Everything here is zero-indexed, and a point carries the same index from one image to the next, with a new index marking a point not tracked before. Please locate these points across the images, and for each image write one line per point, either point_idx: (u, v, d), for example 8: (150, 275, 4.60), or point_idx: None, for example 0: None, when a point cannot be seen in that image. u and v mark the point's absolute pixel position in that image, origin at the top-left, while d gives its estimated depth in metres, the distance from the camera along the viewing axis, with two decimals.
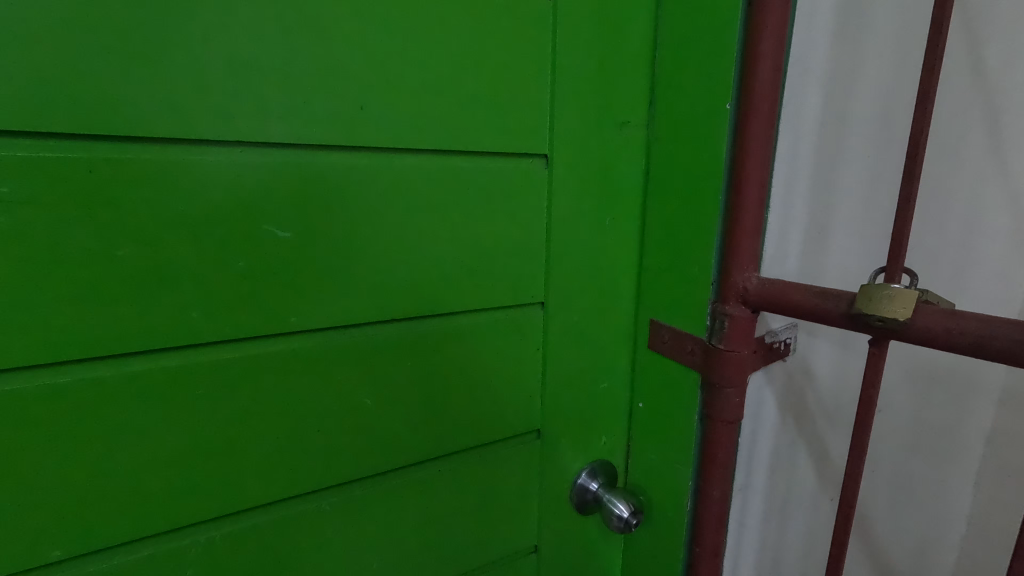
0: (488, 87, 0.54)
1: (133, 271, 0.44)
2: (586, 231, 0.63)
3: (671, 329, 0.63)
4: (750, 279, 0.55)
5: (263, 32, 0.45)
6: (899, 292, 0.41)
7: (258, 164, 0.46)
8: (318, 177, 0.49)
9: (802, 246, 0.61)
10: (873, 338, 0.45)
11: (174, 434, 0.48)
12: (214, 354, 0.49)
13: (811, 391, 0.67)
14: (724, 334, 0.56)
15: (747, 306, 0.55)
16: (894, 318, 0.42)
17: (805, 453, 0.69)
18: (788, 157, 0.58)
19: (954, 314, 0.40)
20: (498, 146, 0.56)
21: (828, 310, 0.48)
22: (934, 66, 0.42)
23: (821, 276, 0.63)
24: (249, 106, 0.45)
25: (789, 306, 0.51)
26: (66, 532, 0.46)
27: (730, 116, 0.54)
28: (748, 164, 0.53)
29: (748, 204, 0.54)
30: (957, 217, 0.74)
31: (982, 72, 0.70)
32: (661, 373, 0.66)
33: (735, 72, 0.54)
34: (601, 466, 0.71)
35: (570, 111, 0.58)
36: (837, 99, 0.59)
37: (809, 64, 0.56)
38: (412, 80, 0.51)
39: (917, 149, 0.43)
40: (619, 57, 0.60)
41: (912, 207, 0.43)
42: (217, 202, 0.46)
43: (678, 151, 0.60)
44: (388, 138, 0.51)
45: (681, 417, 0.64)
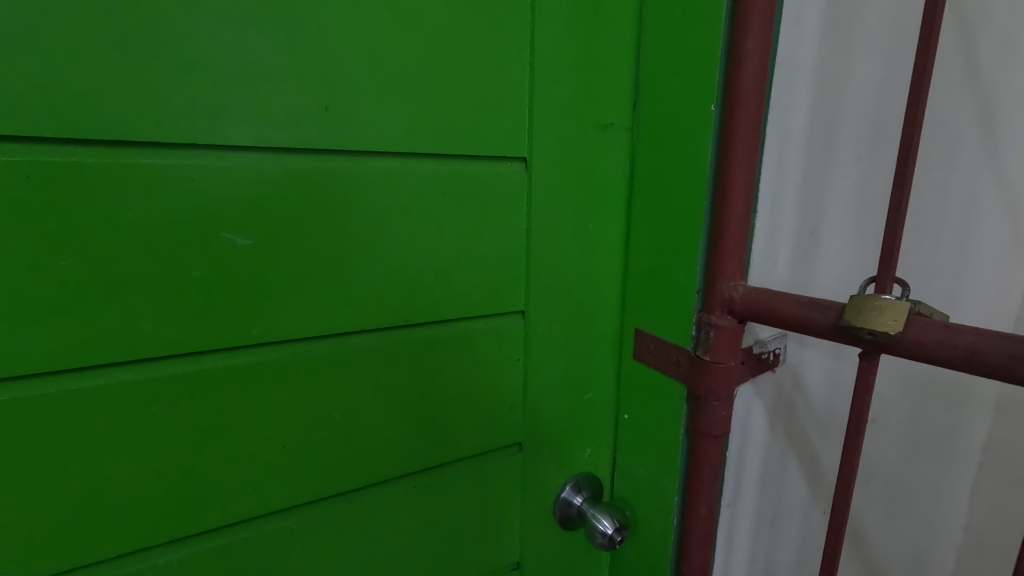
0: (461, 87, 0.52)
1: (79, 282, 0.42)
2: (567, 237, 0.60)
3: (657, 339, 0.61)
4: (737, 288, 0.52)
5: (218, 28, 0.42)
6: (889, 304, 0.39)
7: (216, 168, 0.44)
8: (280, 181, 0.46)
9: (793, 253, 0.59)
10: (864, 351, 0.43)
11: (128, 454, 0.46)
12: (169, 368, 0.46)
13: (801, 401, 0.65)
14: (710, 345, 0.54)
15: (734, 317, 0.53)
16: (884, 332, 0.39)
17: (795, 465, 0.67)
18: (776, 159, 0.56)
19: (947, 327, 0.38)
20: (474, 149, 0.54)
21: (815, 322, 0.45)
22: (926, 64, 0.40)
23: (810, 284, 0.61)
24: (205, 105, 0.43)
25: (776, 317, 0.49)
26: (8, 560, 0.44)
27: (716, 118, 0.52)
28: (733, 168, 0.51)
29: (733, 209, 0.52)
30: (951, 222, 0.73)
31: (976, 75, 0.68)
32: (647, 384, 0.63)
33: (720, 72, 0.51)
34: (585, 479, 0.69)
35: (550, 113, 0.56)
36: (827, 98, 0.57)
37: (797, 62, 0.54)
38: (382, 80, 0.48)
39: (908, 153, 0.41)
40: (601, 57, 0.58)
41: (903, 213, 0.41)
42: (172, 209, 0.43)
43: (662, 154, 0.58)
44: (356, 141, 0.48)
45: (667, 430, 0.61)
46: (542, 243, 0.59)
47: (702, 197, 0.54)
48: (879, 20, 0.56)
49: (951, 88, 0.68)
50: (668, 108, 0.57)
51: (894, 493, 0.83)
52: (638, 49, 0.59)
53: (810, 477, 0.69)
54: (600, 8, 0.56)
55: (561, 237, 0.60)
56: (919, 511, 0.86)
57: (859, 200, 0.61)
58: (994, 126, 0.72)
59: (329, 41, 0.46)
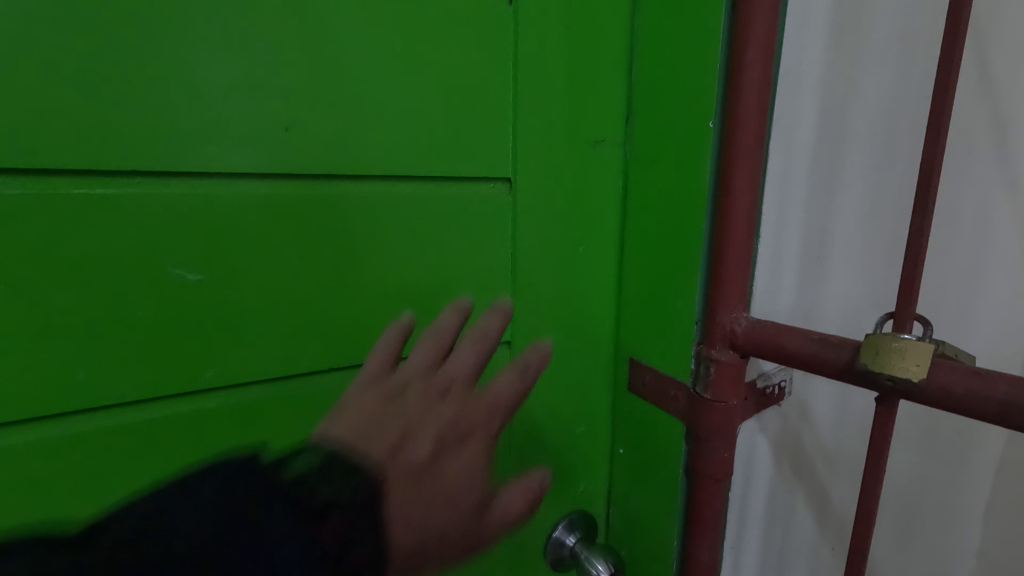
0: (438, 102, 0.48)
1: (8, 325, 0.37)
2: (556, 261, 0.56)
3: (653, 371, 0.56)
4: (739, 320, 0.48)
5: (164, 41, 0.38)
6: (910, 347, 0.35)
7: (164, 197, 0.40)
8: (240, 208, 0.42)
9: (797, 279, 0.55)
10: (881, 395, 0.38)
11: (65, 515, 0.41)
12: (113, 418, 0.42)
13: (808, 432, 0.60)
14: (710, 381, 0.50)
15: (736, 351, 0.48)
16: (906, 378, 0.35)
17: (802, 500, 0.63)
18: (782, 179, 0.52)
19: (977, 374, 0.34)
20: (453, 168, 0.50)
21: (826, 361, 0.41)
22: (949, 79, 0.36)
23: (817, 311, 0.57)
24: (149, 126, 0.39)
25: (782, 355, 0.44)
26: None
27: (714, 135, 0.48)
28: (734, 189, 0.47)
29: (734, 234, 0.48)
30: (965, 240, 0.68)
31: (990, 85, 0.64)
32: (643, 418, 0.59)
33: (719, 86, 0.48)
34: (579, 518, 0.64)
35: (537, 129, 0.52)
36: (839, 114, 0.53)
37: (805, 72, 0.50)
38: (350, 96, 0.44)
39: (930, 177, 0.37)
40: (592, 69, 0.54)
41: (925, 244, 0.37)
42: (113, 241, 0.39)
43: (658, 174, 0.54)
44: (321, 163, 0.44)
45: (665, 468, 0.57)
46: (529, 268, 0.55)
47: (702, 220, 0.50)
48: (897, 43, 0.53)
49: (964, 97, 0.64)
50: (664, 123, 0.53)
51: (907, 522, 0.79)
52: (630, 60, 0.56)
53: (819, 513, 0.64)
54: (589, 16, 0.53)
55: (549, 262, 0.56)
56: (931, 535, 0.82)
57: (869, 233, 0.57)
58: (1007, 138, 0.68)
59: (290, 54, 0.42)
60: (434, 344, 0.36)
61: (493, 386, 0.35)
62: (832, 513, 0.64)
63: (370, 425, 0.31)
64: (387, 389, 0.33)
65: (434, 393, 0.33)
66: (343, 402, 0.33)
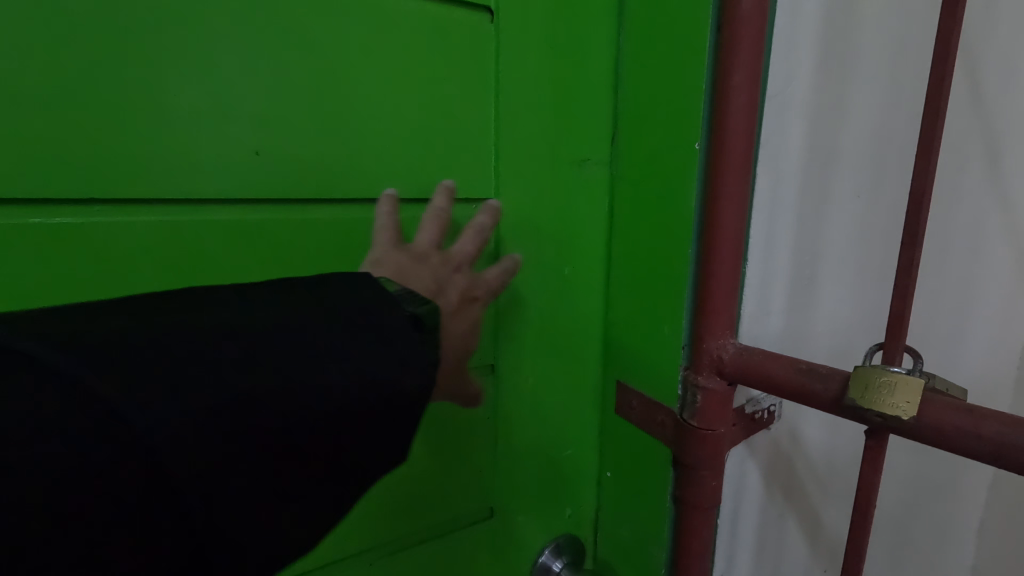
0: (417, 123, 0.47)
1: None
2: (541, 283, 0.55)
3: (641, 396, 0.55)
4: (726, 347, 0.47)
5: (130, 63, 0.37)
6: (899, 382, 0.34)
7: (132, 224, 0.38)
8: (213, 236, 0.41)
9: (787, 301, 0.54)
10: (871, 429, 0.37)
11: None
12: None
13: (798, 456, 0.59)
14: (697, 409, 0.48)
15: (724, 379, 0.47)
16: (894, 414, 0.34)
17: (793, 523, 0.61)
18: (771, 200, 0.51)
19: (968, 410, 0.33)
20: (433, 190, 0.49)
21: (814, 392, 0.40)
22: (939, 106, 0.35)
23: (807, 333, 0.56)
24: (115, 151, 0.37)
25: (770, 385, 0.43)
26: None
27: (700, 158, 0.47)
28: (721, 213, 0.46)
29: (722, 259, 0.46)
30: (957, 259, 0.68)
31: (980, 102, 0.63)
32: (631, 442, 0.58)
33: (705, 107, 0.46)
34: (567, 542, 0.63)
35: (520, 148, 0.51)
36: (828, 135, 0.52)
37: (794, 92, 0.49)
38: (325, 117, 0.43)
39: (920, 207, 0.35)
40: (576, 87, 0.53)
41: (914, 276, 0.35)
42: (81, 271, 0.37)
43: (645, 195, 0.53)
44: (293, 187, 0.43)
45: (653, 494, 0.56)
46: (512, 290, 0.54)
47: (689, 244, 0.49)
48: (883, 70, 0.53)
49: (956, 114, 0.63)
50: (650, 144, 0.51)
51: (901, 543, 0.77)
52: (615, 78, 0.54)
53: (810, 536, 0.63)
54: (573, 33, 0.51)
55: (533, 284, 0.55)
56: (923, 555, 0.81)
57: (858, 258, 0.56)
58: (997, 155, 0.67)
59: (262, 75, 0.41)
60: (444, 218, 0.45)
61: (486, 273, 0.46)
62: (822, 535, 0.64)
63: (404, 273, 0.41)
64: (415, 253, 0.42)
65: (446, 264, 0.43)
66: (377, 254, 0.41)
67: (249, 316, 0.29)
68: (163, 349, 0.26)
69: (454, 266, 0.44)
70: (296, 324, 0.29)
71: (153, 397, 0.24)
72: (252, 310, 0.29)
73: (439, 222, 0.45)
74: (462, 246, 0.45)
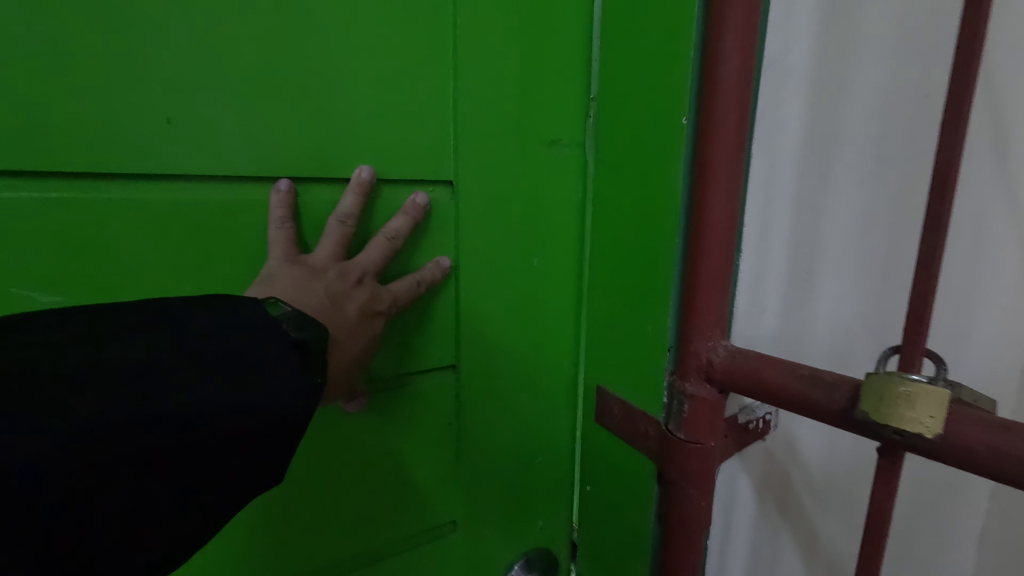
0: (365, 95, 0.42)
1: None
2: (509, 274, 0.50)
3: (622, 403, 0.50)
4: (717, 350, 0.41)
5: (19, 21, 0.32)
6: (919, 394, 0.28)
7: (27, 202, 0.34)
8: (129, 216, 0.37)
9: (783, 297, 0.50)
10: (883, 446, 0.32)
11: None
12: None
13: (797, 470, 0.54)
14: (684, 420, 0.42)
15: (714, 386, 0.41)
16: (915, 432, 0.29)
17: (789, 541, 0.56)
18: (765, 188, 0.48)
19: (1004, 430, 0.27)
20: (382, 171, 0.44)
21: (819, 403, 0.34)
22: (971, 60, 0.29)
23: (805, 334, 0.51)
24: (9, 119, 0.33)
25: (762, 392, 0.38)
26: None
27: (688, 133, 0.41)
28: (711, 195, 0.40)
29: (712, 247, 0.40)
30: (963, 253, 0.63)
31: (994, 82, 0.58)
32: (613, 453, 0.53)
33: (693, 74, 0.40)
34: (538, 556, 0.58)
35: (483, 126, 0.47)
36: (828, 114, 0.47)
37: (790, 74, 0.46)
38: (249, 88, 0.38)
39: (947, 184, 0.30)
40: (546, 60, 0.48)
41: (938, 267, 0.30)
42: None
43: (626, 178, 0.48)
44: (210, 165, 0.38)
45: (635, 508, 0.51)
46: (475, 283, 0.49)
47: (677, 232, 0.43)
48: (907, 33, 0.45)
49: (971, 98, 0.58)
50: (625, 122, 0.47)
51: (900, 557, 0.73)
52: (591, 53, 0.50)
53: (807, 555, 0.58)
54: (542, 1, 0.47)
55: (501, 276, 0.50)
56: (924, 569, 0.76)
57: (868, 251, 0.50)
58: (1011, 143, 0.62)
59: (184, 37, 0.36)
60: (351, 223, 0.42)
61: (393, 286, 0.43)
62: (821, 554, 0.58)
63: (297, 293, 0.38)
64: (309, 267, 0.39)
65: (352, 275, 0.41)
66: (271, 270, 0.38)
67: (138, 337, 0.28)
68: (43, 364, 0.25)
69: (364, 275, 0.41)
70: (193, 342, 0.29)
71: (39, 409, 0.23)
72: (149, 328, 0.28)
73: (347, 226, 0.42)
74: (372, 251, 0.42)
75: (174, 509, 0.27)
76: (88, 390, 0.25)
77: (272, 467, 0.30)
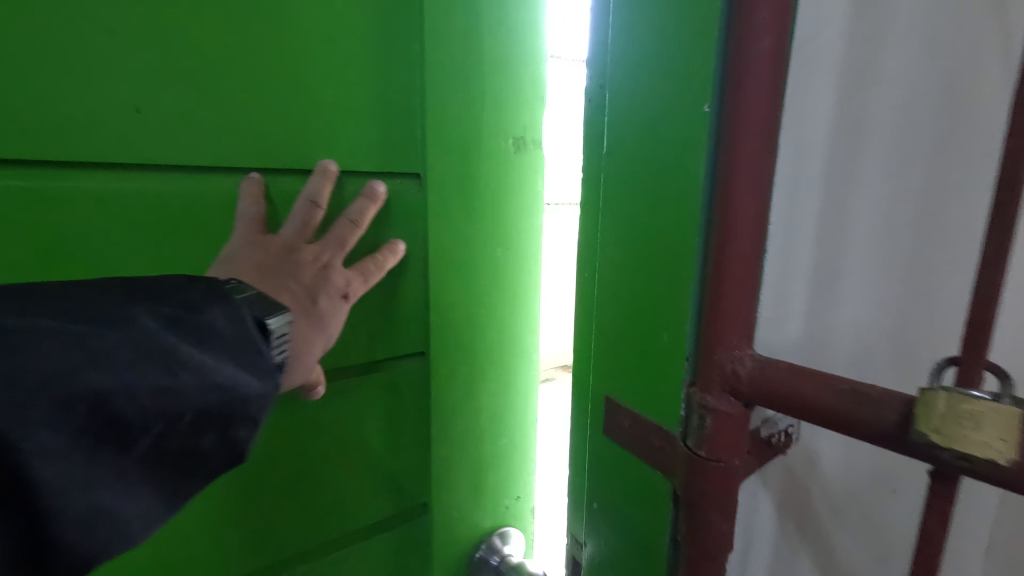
0: (358, 111, 0.63)
1: None
2: None
3: (633, 415, 0.46)
4: (743, 360, 0.37)
5: None
6: (988, 413, 0.25)
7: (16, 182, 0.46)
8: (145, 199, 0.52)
9: (807, 300, 0.45)
10: (938, 472, 0.29)
11: None
12: None
13: (817, 486, 0.51)
14: (705, 436, 0.39)
15: (739, 400, 0.38)
16: (981, 457, 0.26)
17: (808, 560, 0.53)
18: (791, 179, 0.42)
19: None
20: None
21: (865, 422, 0.31)
22: None
23: (826, 338, 0.47)
24: (97, 128, 0.49)
25: (793, 406, 0.34)
26: None
27: (711, 121, 0.37)
28: (737, 188, 0.36)
29: (739, 247, 0.37)
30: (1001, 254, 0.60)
31: None
32: (622, 468, 0.49)
33: (718, 53, 0.37)
34: None
35: None
36: (857, 99, 0.43)
37: (819, 47, 0.40)
38: None
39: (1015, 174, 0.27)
40: (490, 86, 0.71)
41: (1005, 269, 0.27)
42: (78, 243, 0.50)
43: (640, 172, 0.44)
44: None
45: (645, 528, 0.47)
46: None
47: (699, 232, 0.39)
48: (934, 14, 0.43)
49: None
50: (636, 112, 0.44)
51: None
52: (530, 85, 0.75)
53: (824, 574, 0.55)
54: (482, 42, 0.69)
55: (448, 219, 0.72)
56: None
57: (885, 245, 0.47)
58: None
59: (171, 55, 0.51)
60: (312, 210, 0.57)
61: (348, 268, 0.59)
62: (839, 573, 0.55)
63: (261, 264, 0.53)
64: (277, 247, 0.54)
65: (319, 254, 0.56)
66: (237, 248, 0.53)
67: (93, 314, 0.34)
68: (28, 340, 0.30)
69: (335, 245, 0.58)
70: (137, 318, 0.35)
71: (38, 374, 0.29)
72: (87, 307, 0.35)
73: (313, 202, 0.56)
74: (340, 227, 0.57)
75: (140, 479, 0.32)
76: (66, 361, 0.30)
77: (224, 444, 0.35)
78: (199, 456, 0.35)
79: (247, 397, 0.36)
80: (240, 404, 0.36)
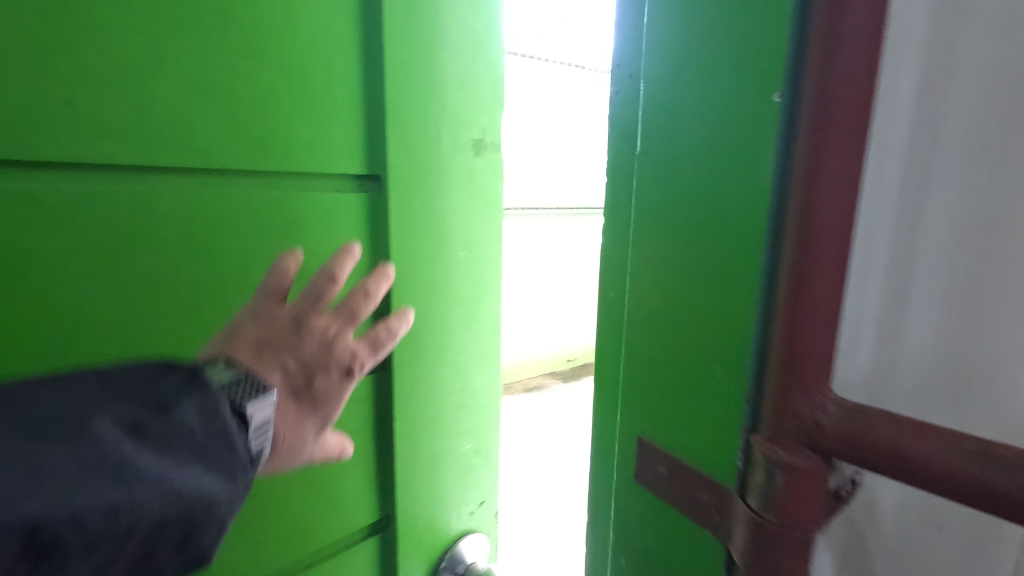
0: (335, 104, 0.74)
1: None
2: None
3: (671, 458, 0.42)
4: (823, 407, 0.33)
5: None
6: None
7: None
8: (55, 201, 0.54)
9: (882, 339, 0.41)
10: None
11: None
12: None
13: (879, 548, 0.43)
14: (776, 496, 0.34)
15: (815, 452, 0.33)
16: None
17: None
18: (872, 209, 0.40)
19: None
20: None
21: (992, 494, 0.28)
22: None
23: (906, 380, 0.41)
24: (71, 131, 0.54)
25: (894, 457, 0.31)
26: None
27: (784, 116, 0.34)
28: (822, 197, 0.31)
29: (826, 264, 0.32)
30: None
31: None
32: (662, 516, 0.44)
33: (792, 38, 0.33)
34: None
35: None
36: (939, 94, 0.37)
37: (907, 73, 0.38)
38: None
39: None
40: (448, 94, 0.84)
41: None
42: (57, 292, 0.56)
43: (682, 181, 0.40)
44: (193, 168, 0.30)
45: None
46: None
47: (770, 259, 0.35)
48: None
49: None
50: (676, 110, 0.40)
51: None
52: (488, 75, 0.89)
53: None
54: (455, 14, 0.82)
55: (423, 211, 0.85)
56: None
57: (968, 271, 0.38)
58: None
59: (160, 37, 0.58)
60: (329, 279, 0.55)
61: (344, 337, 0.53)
62: None
63: (263, 333, 0.51)
64: (282, 316, 0.52)
65: (323, 326, 0.52)
66: (237, 321, 0.51)
67: (130, 373, 0.40)
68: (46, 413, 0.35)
69: (346, 317, 0.55)
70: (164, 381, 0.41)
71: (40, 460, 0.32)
72: (128, 377, 0.40)
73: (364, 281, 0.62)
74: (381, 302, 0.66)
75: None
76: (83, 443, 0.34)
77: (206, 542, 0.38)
78: (155, 555, 0.35)
79: (187, 501, 0.35)
80: (185, 522, 0.35)
